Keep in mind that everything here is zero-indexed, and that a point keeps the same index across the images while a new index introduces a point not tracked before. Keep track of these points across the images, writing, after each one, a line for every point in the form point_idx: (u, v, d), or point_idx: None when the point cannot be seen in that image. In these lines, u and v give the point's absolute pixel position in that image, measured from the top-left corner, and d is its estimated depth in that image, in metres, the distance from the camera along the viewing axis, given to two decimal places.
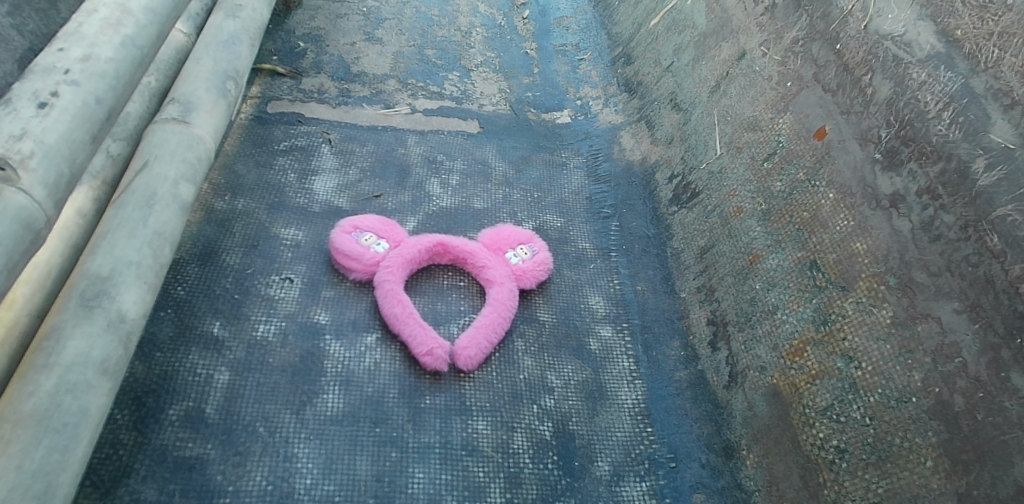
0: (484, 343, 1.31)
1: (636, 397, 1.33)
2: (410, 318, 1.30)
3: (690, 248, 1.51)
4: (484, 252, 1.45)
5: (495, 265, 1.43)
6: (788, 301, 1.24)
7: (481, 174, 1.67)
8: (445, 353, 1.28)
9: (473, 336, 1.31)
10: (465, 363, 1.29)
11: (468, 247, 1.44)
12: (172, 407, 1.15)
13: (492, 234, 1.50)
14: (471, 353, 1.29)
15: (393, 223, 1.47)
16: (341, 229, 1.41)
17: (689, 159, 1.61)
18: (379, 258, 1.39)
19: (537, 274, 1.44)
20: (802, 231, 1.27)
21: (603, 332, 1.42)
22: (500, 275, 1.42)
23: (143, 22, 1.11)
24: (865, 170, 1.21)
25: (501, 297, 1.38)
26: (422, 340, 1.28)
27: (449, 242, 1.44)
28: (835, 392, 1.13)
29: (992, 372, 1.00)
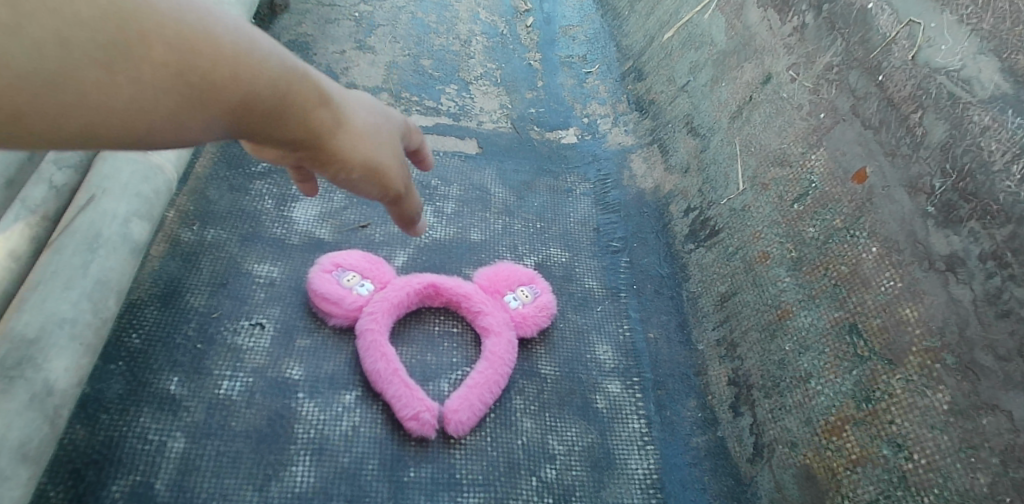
0: (477, 405, 1.17)
1: (647, 468, 1.19)
2: (395, 375, 1.16)
3: (709, 294, 1.36)
4: (481, 295, 1.30)
5: (493, 311, 1.28)
6: (823, 368, 1.09)
7: (479, 201, 1.52)
8: (432, 417, 1.14)
9: (465, 397, 1.17)
10: (454, 428, 1.15)
11: (463, 289, 1.29)
12: (116, 483, 1.02)
13: (491, 273, 1.36)
14: (462, 417, 1.15)
15: (380, 260, 1.32)
16: (320, 267, 1.26)
17: (707, 192, 1.46)
18: (363, 302, 1.24)
19: (539, 321, 1.30)
20: (839, 287, 1.12)
21: (610, 388, 1.28)
22: (498, 323, 1.27)
23: None
24: (914, 223, 1.06)
25: (498, 349, 1.23)
26: (408, 402, 1.14)
27: (441, 283, 1.29)
28: (880, 485, 0.97)
29: None
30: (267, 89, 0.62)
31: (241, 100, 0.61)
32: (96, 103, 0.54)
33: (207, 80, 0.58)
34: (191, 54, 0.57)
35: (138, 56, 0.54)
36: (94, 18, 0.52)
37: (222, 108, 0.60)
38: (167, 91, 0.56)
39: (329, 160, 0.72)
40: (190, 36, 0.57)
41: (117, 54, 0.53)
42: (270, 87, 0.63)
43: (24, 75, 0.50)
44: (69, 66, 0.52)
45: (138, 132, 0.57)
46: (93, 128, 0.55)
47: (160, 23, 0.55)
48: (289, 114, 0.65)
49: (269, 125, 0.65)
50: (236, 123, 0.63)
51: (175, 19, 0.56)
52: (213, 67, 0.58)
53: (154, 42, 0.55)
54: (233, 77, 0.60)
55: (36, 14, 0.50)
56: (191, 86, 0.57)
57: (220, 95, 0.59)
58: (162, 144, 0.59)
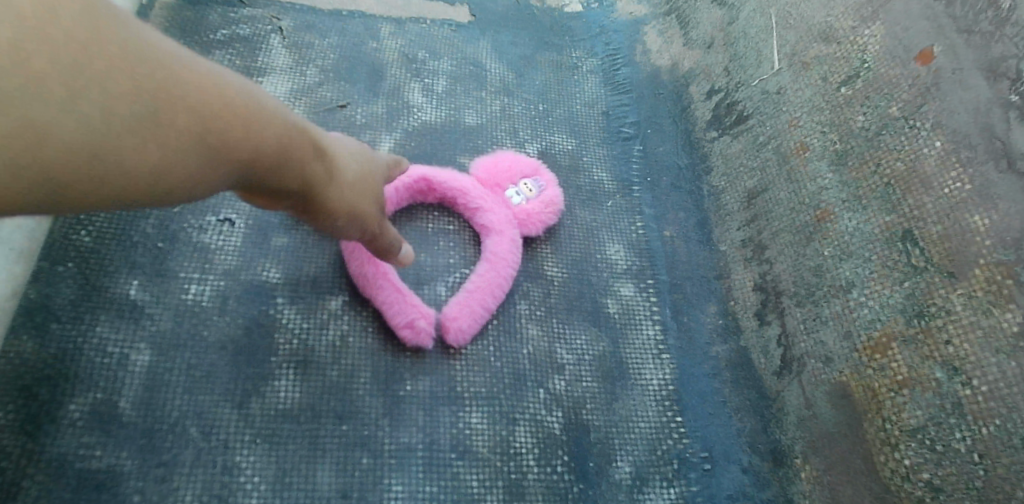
0: (478, 312, 1.05)
1: (662, 379, 1.09)
2: (385, 278, 1.03)
3: (734, 189, 1.22)
4: (479, 189, 1.15)
5: (493, 207, 1.14)
6: (868, 279, 0.97)
7: (473, 78, 1.33)
8: (428, 325, 1.03)
9: (464, 303, 1.06)
10: (454, 337, 1.04)
11: (458, 183, 1.14)
12: (72, 402, 0.90)
13: (489, 164, 1.20)
14: (463, 325, 1.04)
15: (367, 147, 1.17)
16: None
17: (734, 71, 1.28)
18: None
19: (544, 218, 1.16)
20: (892, 187, 0.99)
21: (623, 291, 1.16)
22: (499, 221, 1.13)
23: None
24: (992, 115, 0.91)
25: (500, 250, 1.10)
26: (401, 309, 1.02)
27: (433, 176, 1.14)
28: (930, 411, 0.87)
29: None
30: (275, 145, 0.67)
31: (252, 157, 0.65)
32: (128, 169, 0.57)
33: (226, 142, 0.62)
34: (212, 118, 0.61)
35: (165, 124, 0.58)
36: (130, 90, 0.55)
37: (237, 166, 0.64)
38: (190, 153, 0.60)
39: (324, 201, 0.79)
40: (211, 101, 0.61)
41: (149, 122, 0.57)
42: (278, 140, 0.68)
43: (73, 149, 0.53)
44: (108, 139, 0.55)
45: (161, 195, 0.60)
46: (123, 192, 0.58)
47: (186, 88, 0.59)
48: (294, 165, 0.71)
49: (276, 175, 0.70)
50: (247, 174, 0.67)
51: (198, 86, 0.60)
52: (231, 129, 0.62)
53: (180, 108, 0.58)
54: (248, 135, 0.64)
55: (86, 91, 0.53)
56: (211, 145, 0.61)
57: (237, 152, 0.63)
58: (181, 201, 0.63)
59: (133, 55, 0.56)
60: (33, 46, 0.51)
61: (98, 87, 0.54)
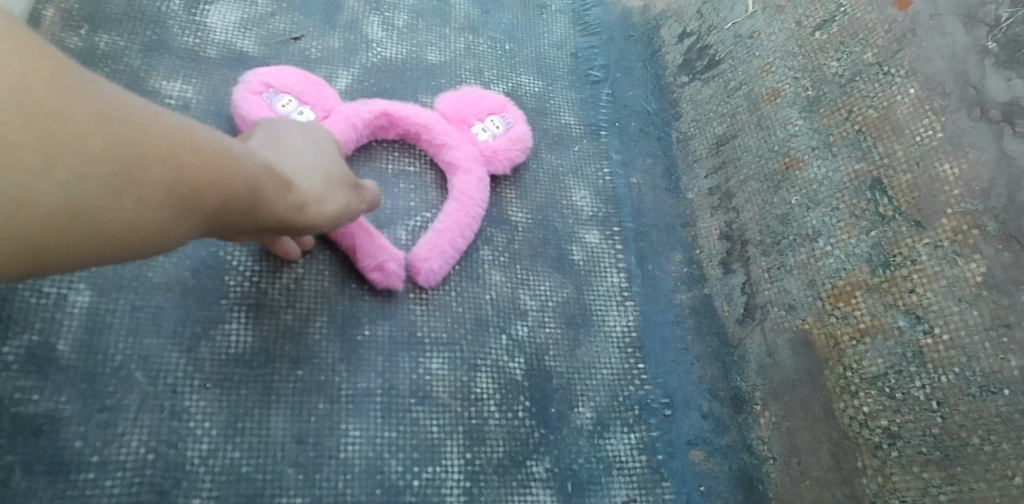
0: (448, 252, 1.03)
1: (626, 325, 1.08)
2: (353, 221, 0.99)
3: (703, 135, 1.19)
4: (444, 125, 1.11)
5: (458, 144, 1.10)
6: (835, 227, 0.96)
7: (437, 13, 1.27)
8: (397, 267, 1.00)
9: (434, 243, 1.03)
10: (426, 279, 1.01)
11: (422, 119, 1.10)
12: (6, 345, 0.85)
13: (454, 99, 1.15)
14: (432, 266, 1.01)
15: (322, 81, 1.11)
16: (247, 88, 1.05)
17: (707, 13, 1.24)
18: None
19: (512, 155, 1.12)
20: (864, 135, 0.97)
21: (588, 237, 1.14)
22: (465, 158, 1.09)
23: None
24: (967, 62, 0.90)
25: (467, 188, 1.07)
26: (370, 251, 0.99)
27: (395, 112, 1.09)
28: (890, 359, 0.86)
29: None
30: (244, 192, 0.72)
31: (220, 202, 0.69)
32: (105, 228, 0.61)
33: (194, 194, 0.67)
34: (179, 172, 0.65)
35: (137, 182, 0.62)
36: (103, 154, 0.59)
37: (207, 215, 0.69)
38: (159, 208, 0.64)
39: (296, 230, 0.83)
40: (179, 158, 0.65)
41: (121, 182, 0.61)
42: (247, 186, 0.72)
43: (52, 214, 0.57)
44: (83, 201, 0.59)
45: (134, 248, 0.65)
46: (100, 252, 0.62)
47: (154, 146, 0.63)
48: (264, 207, 0.76)
49: (247, 219, 0.74)
50: (217, 220, 0.71)
51: (166, 143, 0.64)
52: (198, 181, 0.67)
53: (149, 166, 0.63)
54: (215, 185, 0.68)
55: (62, 157, 0.57)
56: (178, 197, 0.65)
57: (206, 202, 0.68)
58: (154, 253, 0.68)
59: (103, 118, 0.60)
60: (10, 115, 0.54)
61: (73, 153, 0.58)
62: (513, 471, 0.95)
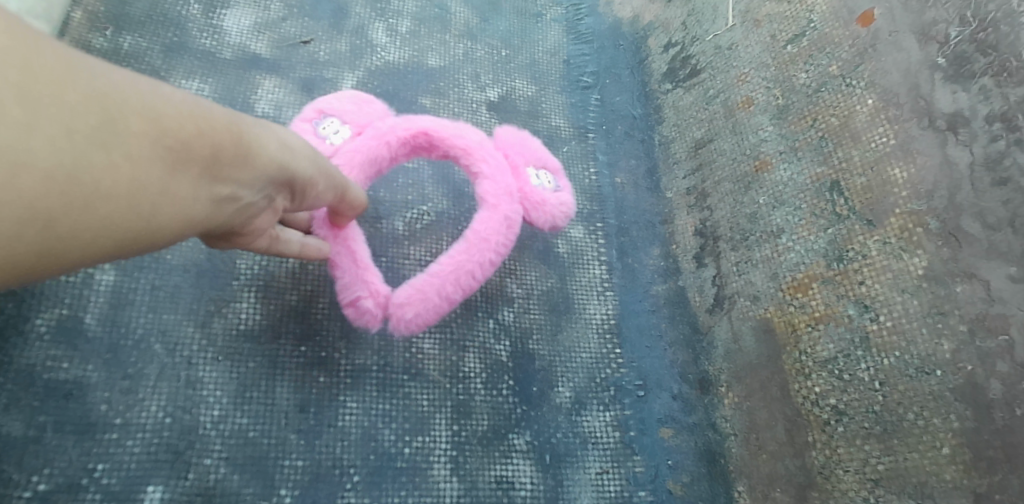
0: (431, 301, 1.01)
1: (605, 313, 1.17)
2: (344, 252, 1.01)
3: (683, 139, 1.28)
4: (487, 151, 1.07)
5: (496, 171, 1.06)
6: (796, 225, 1.05)
7: (438, 21, 1.36)
8: (374, 305, 1.01)
9: (418, 289, 1.01)
10: (400, 325, 1.01)
11: (464, 141, 1.06)
12: (39, 317, 0.94)
13: (508, 139, 1.13)
14: (409, 314, 1.01)
15: (373, 101, 1.11)
16: (299, 117, 1.07)
17: (691, 26, 1.33)
18: (337, 148, 1.04)
19: (555, 213, 1.10)
20: (826, 141, 1.05)
21: (573, 232, 1.22)
22: (496, 192, 1.05)
23: None
24: (920, 75, 0.97)
25: (484, 229, 1.03)
26: (349, 283, 1.00)
27: (436, 133, 1.06)
28: (840, 344, 0.95)
29: None
30: (234, 137, 0.65)
31: (215, 152, 0.63)
32: (108, 190, 0.54)
33: (185, 143, 0.60)
34: (166, 122, 0.58)
35: (125, 134, 0.55)
36: (82, 103, 0.52)
37: (206, 170, 0.63)
38: (155, 162, 0.58)
39: (292, 184, 0.77)
40: (156, 104, 0.58)
41: (109, 135, 0.54)
42: (235, 131, 0.65)
43: (49, 177, 0.51)
44: (78, 161, 0.52)
45: (144, 217, 0.59)
46: (108, 225, 0.56)
47: (129, 96, 0.56)
48: (262, 157, 0.69)
49: (247, 174, 0.68)
50: (217, 176, 0.64)
51: (137, 92, 0.57)
52: (185, 129, 0.60)
53: (129, 114, 0.56)
54: (203, 132, 0.62)
55: (46, 113, 0.50)
56: (174, 150, 0.59)
57: (200, 152, 0.61)
58: (167, 226, 0.61)
59: (76, 68, 0.53)
60: None
61: (56, 105, 0.51)
62: (496, 443, 1.04)
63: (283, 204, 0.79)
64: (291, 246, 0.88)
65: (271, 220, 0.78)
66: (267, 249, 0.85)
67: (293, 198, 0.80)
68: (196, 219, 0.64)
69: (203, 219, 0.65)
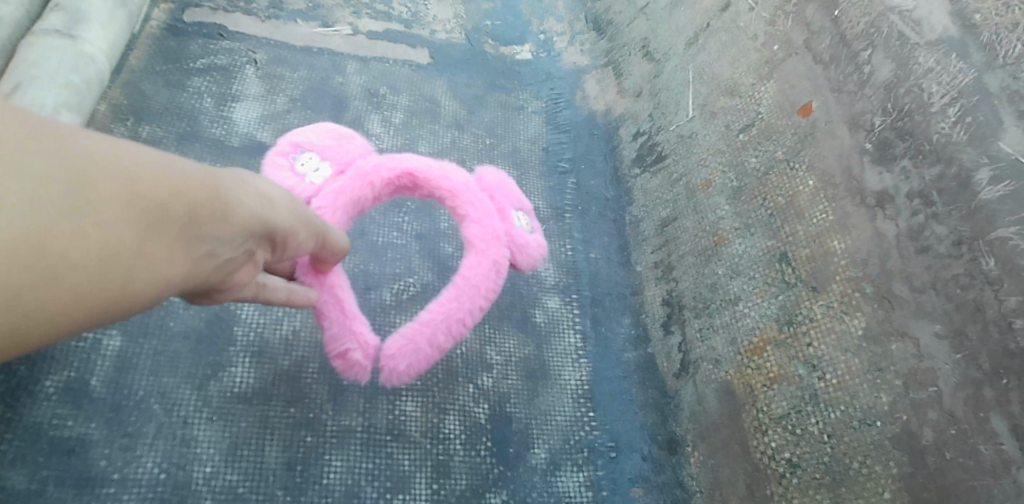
0: (423, 349, 1.04)
1: (579, 379, 1.24)
2: (331, 302, 1.02)
3: (651, 218, 1.39)
4: (471, 193, 1.11)
5: (481, 214, 1.10)
6: (752, 293, 1.14)
7: (429, 113, 1.49)
8: (363, 356, 1.04)
9: (410, 338, 1.04)
10: (391, 375, 1.05)
11: (448, 184, 1.10)
12: (49, 378, 1.01)
13: (492, 180, 1.16)
14: (399, 364, 1.04)
15: (350, 133, 1.11)
16: (276, 150, 1.07)
17: (657, 117, 1.46)
18: (318, 187, 1.05)
19: (536, 252, 1.13)
20: (775, 218, 1.16)
21: (550, 303, 1.31)
22: (483, 236, 1.09)
23: None
24: (852, 159, 1.08)
25: (473, 275, 1.07)
26: (340, 335, 1.03)
27: (419, 173, 1.09)
28: (793, 401, 1.02)
29: (970, 410, 0.86)
30: (213, 194, 0.62)
31: (194, 211, 0.60)
32: (76, 260, 0.52)
33: (157, 206, 0.57)
34: (138, 184, 0.56)
35: (91, 202, 0.53)
36: (46, 170, 0.51)
37: (182, 231, 0.60)
38: (126, 227, 0.55)
39: (272, 237, 0.73)
40: (126, 165, 0.55)
41: (74, 203, 0.52)
42: (211, 187, 0.62)
43: (13, 249, 0.49)
44: (42, 232, 0.50)
45: (115, 286, 0.56)
46: (79, 296, 0.54)
47: (98, 158, 0.54)
48: (242, 213, 0.66)
49: (229, 231, 0.65)
50: (196, 236, 0.61)
51: (106, 153, 0.55)
52: (157, 191, 0.57)
53: (98, 178, 0.53)
54: (179, 191, 0.59)
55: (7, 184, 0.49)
56: (146, 213, 0.56)
57: (176, 213, 0.59)
58: (143, 292, 0.59)
59: (39, 134, 0.51)
60: None
61: (18, 175, 0.49)
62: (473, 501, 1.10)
63: (263, 257, 0.75)
64: (277, 292, 0.86)
65: (251, 275, 0.75)
66: (253, 296, 0.82)
67: (273, 250, 0.76)
68: (174, 282, 0.61)
69: (182, 281, 0.62)
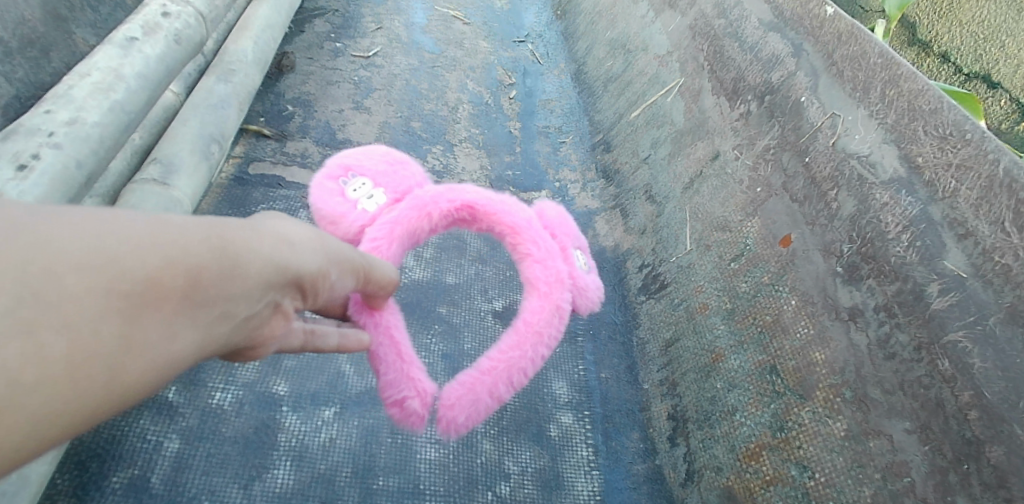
0: (481, 402, 0.95)
1: (591, 490, 1.34)
2: (387, 343, 0.93)
3: (656, 340, 1.52)
4: (535, 231, 1.02)
5: (545, 252, 1.01)
6: (747, 403, 1.25)
7: (456, 248, 1.66)
8: (420, 406, 0.94)
9: (469, 388, 0.95)
10: (447, 426, 0.95)
11: (511, 219, 1.01)
12: (115, 475, 1.14)
13: (553, 216, 1.07)
14: (457, 416, 0.95)
15: (405, 158, 1.03)
16: (327, 173, 1.00)
17: (659, 251, 1.62)
18: (371, 217, 0.97)
19: (596, 295, 1.05)
20: (764, 335, 1.28)
21: (564, 419, 1.42)
22: (547, 279, 1.00)
23: (104, 110, 1.16)
24: (827, 280, 1.22)
25: (536, 319, 0.98)
26: (398, 382, 0.93)
27: (479, 205, 1.01)
28: (788, 500, 1.13)
29: (939, 496, 0.98)
30: (209, 256, 0.58)
31: (189, 281, 0.57)
32: (48, 360, 0.51)
33: (144, 281, 0.54)
34: (110, 268, 0.53)
35: (64, 294, 0.51)
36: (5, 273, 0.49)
37: (179, 301, 0.57)
38: (109, 310, 0.53)
39: (298, 285, 0.69)
40: (102, 244, 0.53)
41: (45, 300, 0.50)
42: (212, 247, 0.58)
43: None
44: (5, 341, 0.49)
45: (108, 376, 0.54)
46: (65, 395, 0.52)
47: (64, 245, 0.51)
48: (248, 268, 0.61)
49: (237, 288, 0.60)
50: (197, 304, 0.58)
51: (74, 237, 0.52)
52: (144, 265, 0.54)
53: (64, 269, 0.51)
54: (163, 263, 0.55)
55: None
56: (122, 299, 0.53)
57: (162, 288, 0.55)
58: (151, 371, 0.56)
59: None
60: None
61: None
62: None
63: (293, 307, 0.70)
64: (327, 339, 0.84)
65: (281, 327, 0.71)
66: (301, 345, 0.81)
67: (303, 296, 0.71)
68: (186, 354, 0.58)
69: (195, 351, 0.59)
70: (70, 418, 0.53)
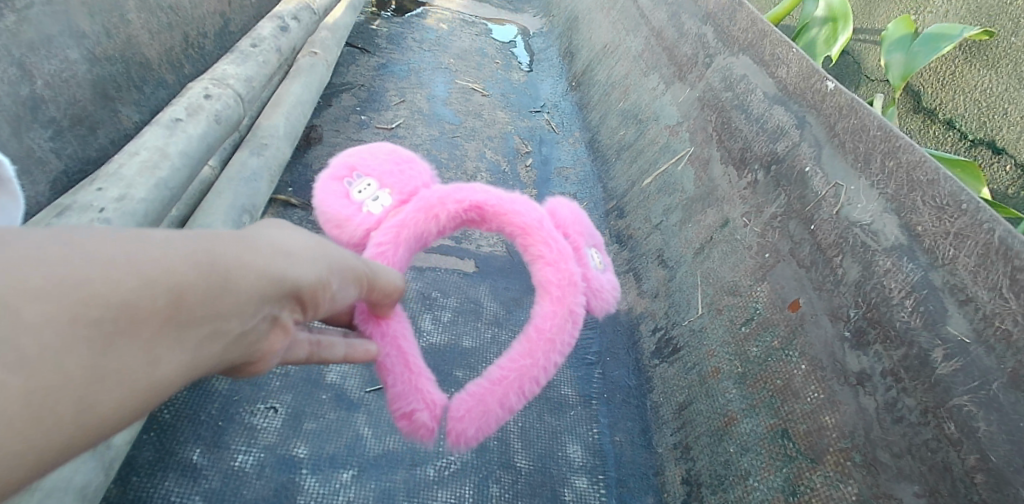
0: (492, 412, 0.98)
1: None
2: (394, 354, 0.96)
3: (669, 403, 1.54)
4: (547, 231, 1.03)
5: (558, 252, 1.02)
6: (760, 468, 1.27)
7: (473, 312, 1.71)
8: (430, 418, 0.96)
9: (479, 400, 0.98)
10: (458, 436, 0.97)
11: (523, 219, 1.02)
12: None
13: (567, 217, 1.08)
14: (466, 429, 0.97)
15: (411, 157, 1.05)
16: (332, 173, 1.02)
17: (671, 315, 1.65)
18: (377, 219, 0.99)
19: (610, 296, 1.06)
20: (775, 399, 1.30)
21: (578, 483, 1.43)
22: (561, 282, 1.01)
23: (150, 185, 1.24)
24: (835, 345, 1.24)
25: (548, 324, 1.00)
26: (407, 393, 0.96)
27: (487, 204, 1.02)
28: None
29: None
30: (190, 275, 0.61)
31: (169, 302, 0.60)
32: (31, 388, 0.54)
33: (121, 304, 0.57)
34: (86, 294, 0.56)
35: (42, 322, 0.55)
36: None
37: (161, 322, 0.60)
38: (89, 334, 0.56)
39: (294, 297, 0.71)
40: (79, 270, 0.56)
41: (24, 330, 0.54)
42: (194, 267, 0.61)
43: None
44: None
45: (95, 398, 0.57)
46: (53, 420, 0.56)
47: (40, 275, 0.55)
48: (235, 284, 0.64)
49: (224, 305, 0.63)
50: (180, 323, 0.61)
51: (51, 266, 0.55)
52: (121, 289, 0.57)
53: (41, 297, 0.55)
54: (141, 284, 0.58)
55: None
56: (97, 324, 0.57)
57: (139, 310, 0.58)
58: (136, 394, 0.59)
59: None
60: None
61: None
62: None
63: (293, 319, 0.73)
64: (335, 351, 0.88)
65: (282, 341, 0.73)
66: (308, 356, 0.86)
67: (303, 309, 0.74)
68: (174, 372, 0.62)
69: (184, 368, 0.62)
70: (54, 445, 0.56)
